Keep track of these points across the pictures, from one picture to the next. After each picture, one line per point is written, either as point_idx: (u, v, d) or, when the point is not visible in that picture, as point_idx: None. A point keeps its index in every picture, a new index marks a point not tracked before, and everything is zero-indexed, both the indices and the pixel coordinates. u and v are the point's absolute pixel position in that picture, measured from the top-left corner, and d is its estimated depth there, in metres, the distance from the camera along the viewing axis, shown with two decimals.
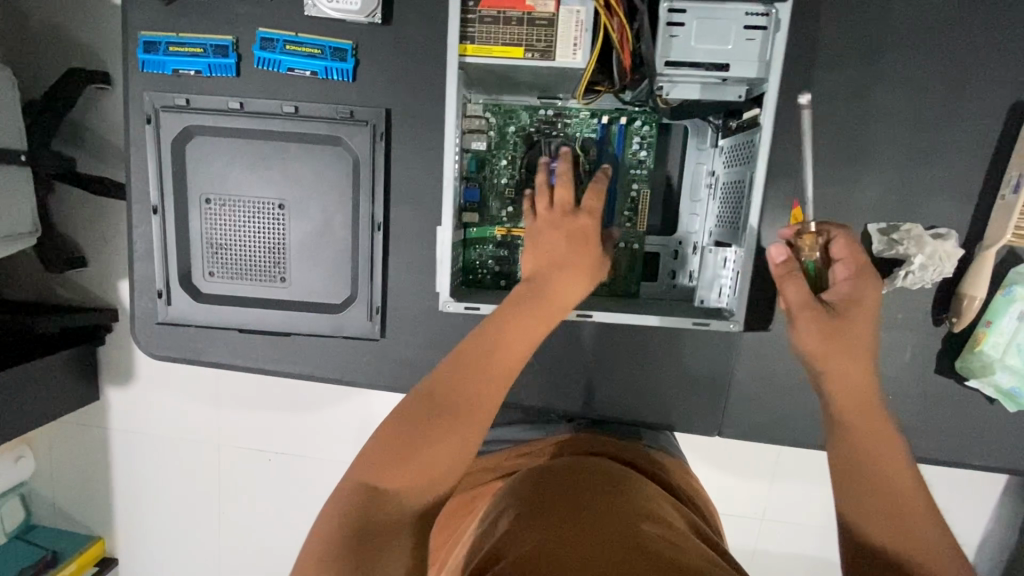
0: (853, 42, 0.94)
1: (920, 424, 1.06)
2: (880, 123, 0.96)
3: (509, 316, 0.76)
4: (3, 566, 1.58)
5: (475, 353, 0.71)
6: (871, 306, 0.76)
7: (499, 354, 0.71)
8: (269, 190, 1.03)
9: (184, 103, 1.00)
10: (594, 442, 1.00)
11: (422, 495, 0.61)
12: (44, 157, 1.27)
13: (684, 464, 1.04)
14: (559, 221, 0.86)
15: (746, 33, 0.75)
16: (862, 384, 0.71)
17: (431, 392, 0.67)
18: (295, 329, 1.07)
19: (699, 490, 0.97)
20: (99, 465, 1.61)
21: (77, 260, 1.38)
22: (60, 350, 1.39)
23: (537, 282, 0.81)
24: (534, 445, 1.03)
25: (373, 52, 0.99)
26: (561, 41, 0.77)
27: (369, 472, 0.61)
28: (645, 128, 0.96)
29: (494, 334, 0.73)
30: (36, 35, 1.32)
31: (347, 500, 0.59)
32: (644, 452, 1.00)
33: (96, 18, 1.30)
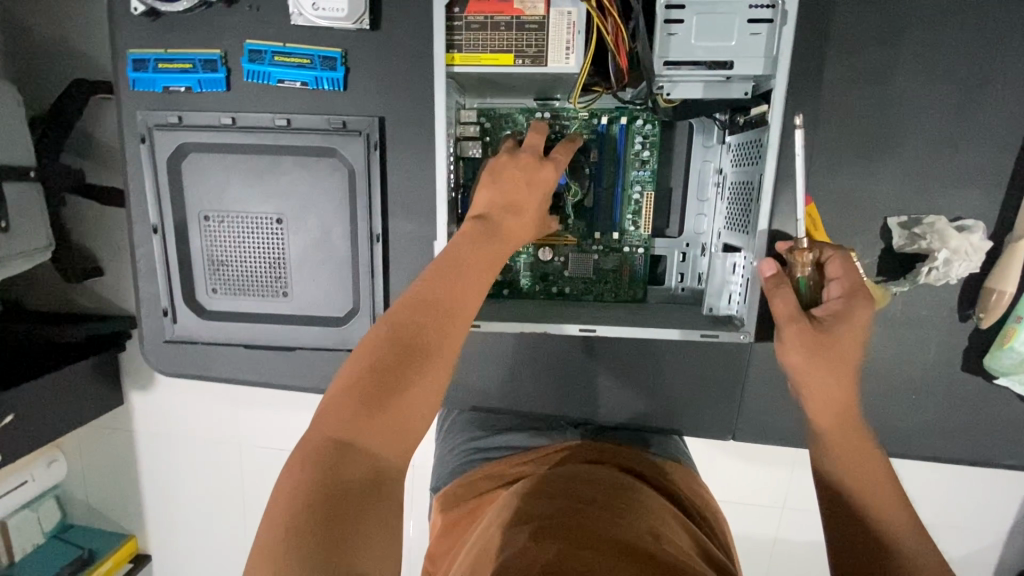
0: (871, 23, 0.88)
1: (946, 423, 1.01)
2: (901, 110, 0.90)
3: (474, 252, 0.70)
4: (43, 565, 1.63)
5: (435, 291, 0.65)
6: (861, 329, 0.71)
7: (456, 292, 0.67)
8: (267, 205, 1.01)
9: (176, 120, 0.99)
10: (595, 453, 0.95)
11: (396, 447, 0.57)
12: (56, 173, 1.29)
13: (687, 468, 0.99)
14: (527, 166, 0.78)
15: (750, 27, 0.70)
16: (842, 396, 0.67)
17: (389, 335, 0.61)
18: (300, 343, 1.06)
19: (705, 498, 0.92)
20: (127, 470, 1.65)
21: (94, 269, 1.41)
22: (86, 355, 1.40)
23: (496, 222, 0.75)
24: (534, 453, 0.99)
25: (363, 59, 0.96)
26: (553, 44, 0.73)
27: (338, 427, 0.55)
28: (647, 126, 0.93)
29: (453, 271, 0.68)
30: (33, 52, 1.32)
31: (314, 462, 0.53)
32: (646, 458, 0.96)
33: (91, 31, 1.30)
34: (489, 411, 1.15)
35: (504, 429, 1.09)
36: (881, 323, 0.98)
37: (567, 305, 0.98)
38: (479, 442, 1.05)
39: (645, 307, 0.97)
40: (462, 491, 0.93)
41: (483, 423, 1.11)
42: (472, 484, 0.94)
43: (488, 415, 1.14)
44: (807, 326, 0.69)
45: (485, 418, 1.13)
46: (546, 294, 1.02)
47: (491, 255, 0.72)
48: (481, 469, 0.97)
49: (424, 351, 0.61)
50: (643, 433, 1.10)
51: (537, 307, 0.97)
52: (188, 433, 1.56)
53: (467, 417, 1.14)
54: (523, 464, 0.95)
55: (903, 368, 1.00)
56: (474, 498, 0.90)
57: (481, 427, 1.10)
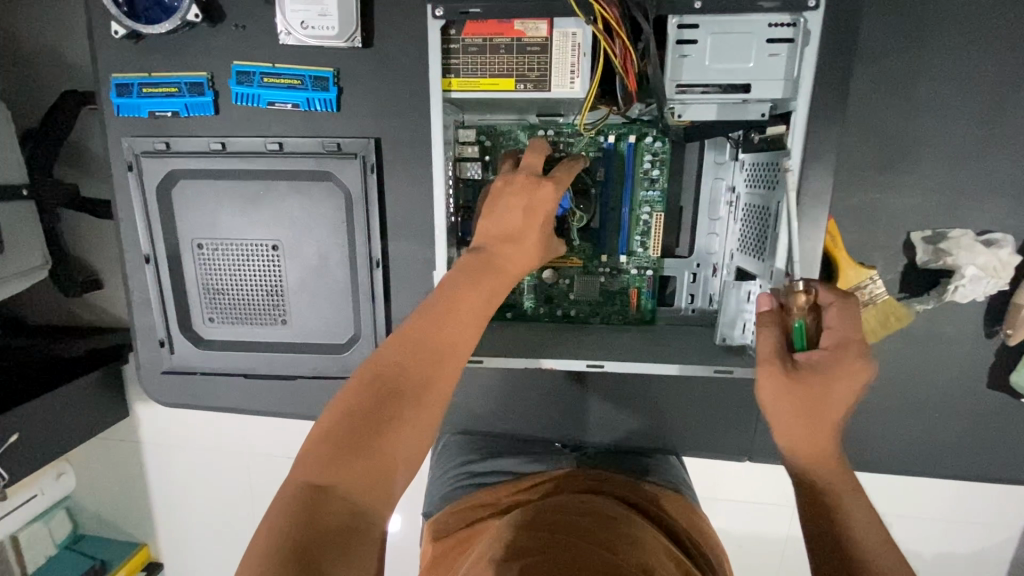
0: (894, 27, 0.82)
1: (973, 441, 0.97)
2: (926, 119, 0.85)
3: (464, 284, 0.68)
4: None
5: (425, 331, 0.64)
6: (838, 388, 0.64)
7: (447, 331, 0.64)
8: (261, 232, 0.97)
9: (164, 147, 0.95)
10: (589, 483, 0.90)
11: (375, 493, 0.54)
12: (46, 188, 1.22)
13: (686, 500, 0.95)
14: (524, 189, 0.73)
15: (769, 47, 0.65)
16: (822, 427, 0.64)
17: (375, 375, 0.60)
18: (299, 373, 1.03)
19: (706, 536, 0.87)
20: (134, 486, 1.64)
21: (91, 282, 1.37)
22: (83, 372, 1.36)
23: (489, 254, 0.72)
24: (528, 479, 0.95)
25: (357, 79, 0.91)
26: (557, 68, 0.68)
27: (316, 470, 0.54)
28: (656, 144, 0.88)
29: (443, 307, 0.66)
30: (19, 70, 1.28)
31: (291, 508, 0.51)
32: (640, 486, 0.93)
33: (78, 47, 1.26)
34: (485, 433, 1.14)
35: (498, 452, 1.06)
36: (903, 341, 0.94)
37: (575, 329, 0.95)
38: (473, 467, 1.03)
39: (656, 331, 0.94)
40: (452, 521, 0.89)
41: (479, 445, 1.10)
42: (462, 513, 0.90)
43: (487, 438, 1.12)
44: (779, 368, 0.63)
45: (478, 441, 1.11)
46: (551, 317, 0.98)
47: (488, 289, 0.69)
48: (472, 497, 0.93)
49: (409, 394, 0.59)
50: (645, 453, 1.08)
51: (543, 333, 0.94)
52: (195, 450, 1.55)
53: (459, 440, 1.12)
54: (519, 494, 0.91)
55: (926, 387, 0.96)
56: (463, 529, 0.86)
57: (474, 451, 1.08)
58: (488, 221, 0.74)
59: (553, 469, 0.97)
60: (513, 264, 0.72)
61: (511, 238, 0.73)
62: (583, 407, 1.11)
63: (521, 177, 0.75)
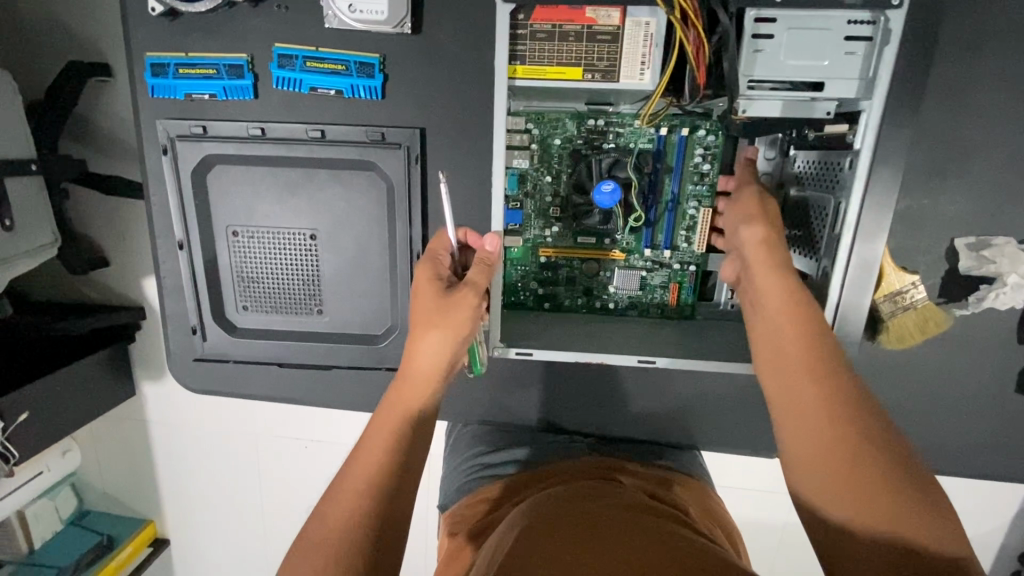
0: (953, 31, 0.81)
1: (999, 444, 0.99)
2: (979, 126, 0.84)
3: (416, 369, 0.71)
4: (65, 551, 1.63)
5: (375, 434, 0.67)
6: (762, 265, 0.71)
7: (372, 446, 0.66)
8: (300, 220, 0.96)
9: (200, 130, 0.92)
10: (600, 469, 0.93)
11: None
12: (54, 164, 1.19)
13: (699, 481, 0.98)
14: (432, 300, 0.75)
15: (846, 45, 0.63)
16: (796, 382, 0.63)
17: (346, 475, 0.64)
18: (336, 363, 1.02)
19: (719, 520, 0.89)
20: (147, 466, 1.64)
21: (99, 260, 1.35)
22: (99, 349, 1.37)
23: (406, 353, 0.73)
24: (547, 471, 0.94)
25: (403, 66, 0.89)
26: (627, 58, 0.66)
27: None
28: (709, 137, 0.84)
29: (387, 411, 0.69)
30: (31, 39, 1.23)
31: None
32: (654, 472, 0.97)
33: (94, 16, 1.20)
34: (497, 425, 1.13)
35: (511, 442, 1.07)
36: (938, 345, 0.95)
37: (618, 326, 0.93)
38: (487, 458, 1.03)
39: (696, 326, 0.93)
40: (467, 513, 0.90)
41: (495, 438, 1.10)
42: (476, 505, 0.91)
43: (508, 430, 1.11)
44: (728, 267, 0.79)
45: (490, 432, 1.11)
46: (589, 309, 0.96)
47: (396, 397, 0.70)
48: (485, 489, 0.94)
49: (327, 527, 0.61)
50: (660, 445, 1.09)
51: (584, 326, 0.92)
52: (212, 432, 1.55)
53: (472, 431, 1.11)
54: (531, 484, 0.92)
55: (958, 390, 0.97)
56: (477, 520, 0.87)
57: (486, 442, 1.08)
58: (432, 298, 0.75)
59: (564, 459, 0.98)
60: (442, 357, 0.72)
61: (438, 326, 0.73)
62: (614, 404, 1.09)
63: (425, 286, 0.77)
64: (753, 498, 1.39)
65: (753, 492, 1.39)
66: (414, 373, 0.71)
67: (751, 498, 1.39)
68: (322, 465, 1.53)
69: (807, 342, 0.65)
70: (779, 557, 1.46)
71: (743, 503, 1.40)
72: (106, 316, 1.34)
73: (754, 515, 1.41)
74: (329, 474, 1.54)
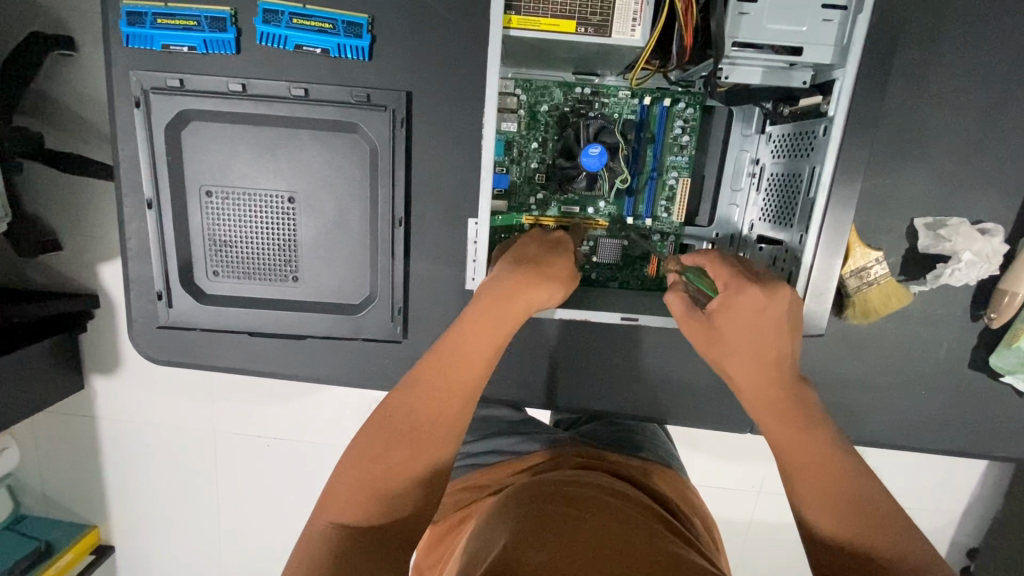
0: (914, 19, 0.87)
1: (951, 418, 1.04)
2: (935, 110, 0.90)
3: (461, 341, 0.70)
4: None
5: (443, 367, 0.69)
6: (751, 312, 0.65)
7: (457, 370, 0.68)
8: (278, 182, 0.93)
9: (177, 84, 0.89)
10: (584, 453, 0.91)
11: (374, 502, 0.61)
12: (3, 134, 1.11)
13: (674, 470, 0.95)
14: (514, 290, 0.71)
15: (823, 12, 0.67)
16: (790, 412, 0.65)
17: (385, 432, 0.65)
18: (309, 332, 0.99)
19: (696, 509, 0.88)
20: (93, 460, 1.53)
21: (49, 243, 1.25)
22: (42, 338, 1.27)
23: (501, 313, 0.71)
24: (529, 459, 0.92)
25: (391, 28, 0.89)
26: (619, 14, 0.68)
27: (354, 470, 0.63)
28: (689, 110, 0.87)
29: (423, 382, 0.68)
30: None
31: (316, 544, 0.58)
32: (634, 459, 0.94)
33: None
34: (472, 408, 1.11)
35: (492, 432, 1.06)
36: (899, 322, 1.00)
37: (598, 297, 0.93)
38: (466, 446, 1.03)
39: None
40: (449, 501, 0.88)
41: (474, 425, 1.09)
42: (457, 495, 0.89)
43: (489, 418, 1.10)
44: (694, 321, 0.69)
45: None
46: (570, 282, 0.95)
47: (486, 324, 0.70)
48: (468, 477, 0.92)
49: (422, 434, 0.65)
50: (635, 434, 1.05)
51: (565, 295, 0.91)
52: (168, 422, 1.46)
53: None
54: (516, 474, 0.89)
55: (914, 366, 1.02)
56: (458, 511, 0.85)
57: None
58: (506, 256, 0.77)
59: (548, 446, 0.95)
60: (531, 305, 0.73)
61: (526, 278, 0.72)
62: (604, 390, 1.04)
63: (515, 270, 0.73)
64: (721, 489, 1.41)
65: (719, 483, 1.40)
66: (466, 348, 0.69)
67: (718, 489, 1.41)
68: (289, 457, 1.47)
69: (791, 385, 0.66)
70: (746, 550, 1.48)
71: (718, 494, 1.41)
72: (61, 300, 1.27)
73: (727, 505, 1.42)
74: (292, 466, 1.48)
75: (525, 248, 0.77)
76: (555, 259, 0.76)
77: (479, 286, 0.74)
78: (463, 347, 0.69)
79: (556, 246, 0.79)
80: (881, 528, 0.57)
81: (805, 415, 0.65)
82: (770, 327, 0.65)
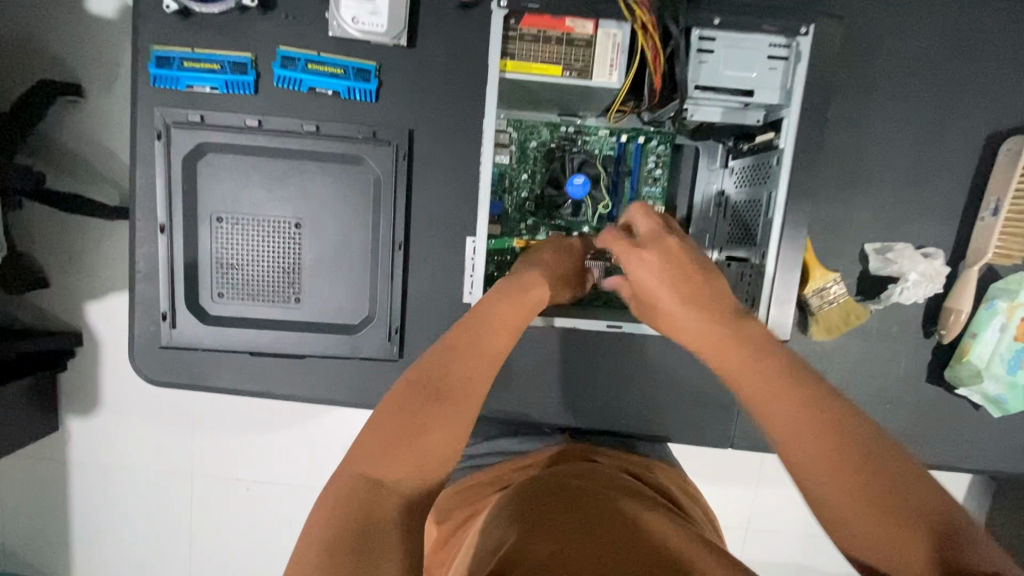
0: (849, 73, 1.01)
1: (914, 430, 1.11)
2: (873, 149, 1.03)
3: (483, 319, 0.71)
4: None
5: (476, 330, 0.69)
6: (632, 265, 0.78)
7: (490, 338, 0.68)
8: (285, 210, 1.00)
9: (198, 119, 0.98)
10: (583, 451, 0.95)
11: (418, 469, 0.55)
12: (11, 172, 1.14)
13: (673, 468, 1.00)
14: (518, 282, 0.77)
15: (769, 62, 0.79)
16: (752, 367, 0.62)
17: (418, 388, 0.60)
18: (309, 351, 1.03)
19: (694, 499, 0.93)
20: (65, 501, 1.48)
21: (38, 281, 1.29)
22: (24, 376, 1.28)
23: (516, 297, 0.75)
24: (529, 457, 0.96)
25: (396, 74, 1.00)
26: (598, 61, 0.79)
27: (390, 426, 0.56)
28: (660, 147, 0.98)
29: (462, 344, 0.66)
30: (5, 45, 1.24)
31: (346, 505, 0.50)
32: (636, 457, 0.98)
33: (72, 29, 1.24)
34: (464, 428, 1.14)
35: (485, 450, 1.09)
36: (860, 338, 1.09)
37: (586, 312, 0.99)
38: (470, 449, 1.06)
39: None
40: (454, 500, 0.91)
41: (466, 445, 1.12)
42: (463, 493, 0.92)
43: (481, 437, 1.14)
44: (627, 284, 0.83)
45: None
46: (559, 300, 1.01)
47: (511, 306, 0.73)
48: (473, 477, 0.95)
49: (462, 395, 0.61)
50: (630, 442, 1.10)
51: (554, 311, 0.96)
52: (149, 455, 1.44)
53: None
54: (520, 469, 0.92)
55: (878, 380, 1.10)
56: (467, 505, 0.87)
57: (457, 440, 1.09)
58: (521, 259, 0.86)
59: (548, 445, 1.00)
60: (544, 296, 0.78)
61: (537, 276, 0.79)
62: (591, 406, 1.08)
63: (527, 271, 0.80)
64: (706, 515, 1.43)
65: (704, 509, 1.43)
66: (494, 320, 0.71)
67: None
68: (274, 492, 1.45)
69: (739, 338, 0.65)
70: None
71: None
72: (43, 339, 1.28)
73: None
74: (271, 505, 1.45)
75: (537, 251, 0.86)
76: (560, 261, 0.85)
77: (496, 283, 0.78)
78: (493, 318, 0.71)
79: (565, 248, 0.88)
80: (863, 453, 0.52)
81: (765, 364, 0.61)
82: (665, 278, 0.75)
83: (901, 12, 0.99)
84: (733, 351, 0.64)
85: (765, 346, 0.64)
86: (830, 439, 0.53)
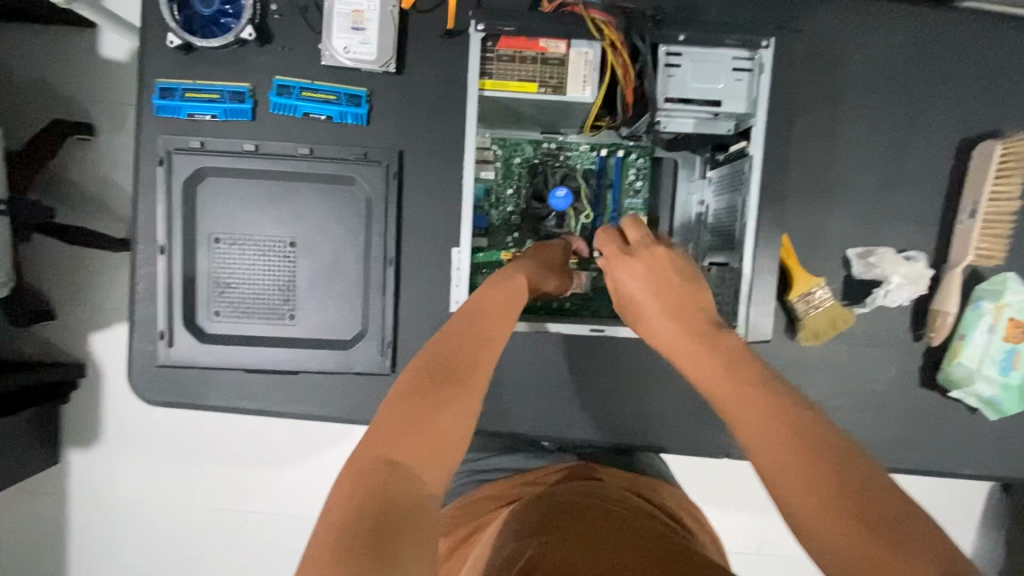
0: (819, 86, 1.05)
1: (911, 436, 1.10)
2: (848, 158, 1.06)
3: (480, 307, 0.72)
4: None
5: (480, 322, 0.70)
6: (620, 270, 0.79)
7: (491, 328, 0.70)
8: (281, 230, 1.04)
9: (197, 145, 1.02)
10: (585, 468, 0.95)
11: (431, 457, 0.55)
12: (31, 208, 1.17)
13: (678, 489, 0.99)
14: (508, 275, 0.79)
15: (734, 73, 0.84)
16: (732, 380, 0.62)
17: (427, 373, 0.61)
18: (304, 367, 1.05)
19: (701, 525, 0.92)
20: (60, 533, 1.47)
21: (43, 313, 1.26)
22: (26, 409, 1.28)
23: (513, 293, 0.76)
24: (532, 474, 0.96)
25: (386, 99, 1.05)
26: (572, 78, 0.84)
27: (404, 407, 0.57)
28: (640, 161, 1.02)
29: (467, 334, 0.67)
30: (21, 87, 1.32)
31: (364, 483, 0.51)
32: (642, 478, 0.97)
33: (83, 70, 1.32)
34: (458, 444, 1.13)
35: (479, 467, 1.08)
36: (849, 343, 1.09)
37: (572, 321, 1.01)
38: (475, 463, 1.06)
39: None
40: (456, 517, 0.91)
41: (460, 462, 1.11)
42: (467, 509, 0.91)
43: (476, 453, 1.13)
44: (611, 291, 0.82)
45: None
46: (547, 311, 1.02)
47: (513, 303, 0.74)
48: (477, 492, 0.95)
49: (470, 378, 0.62)
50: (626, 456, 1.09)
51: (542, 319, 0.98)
52: (146, 483, 1.43)
53: None
54: (523, 486, 0.92)
55: (870, 385, 1.10)
56: (470, 522, 0.87)
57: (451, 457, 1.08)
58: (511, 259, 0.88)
59: (550, 465, 1.00)
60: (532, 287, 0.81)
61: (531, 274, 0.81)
62: (584, 418, 1.08)
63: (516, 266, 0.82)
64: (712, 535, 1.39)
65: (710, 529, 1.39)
66: (496, 312, 0.72)
67: None
68: (271, 520, 1.43)
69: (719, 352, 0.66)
70: None
71: None
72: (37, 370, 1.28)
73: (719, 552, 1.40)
74: (267, 533, 1.44)
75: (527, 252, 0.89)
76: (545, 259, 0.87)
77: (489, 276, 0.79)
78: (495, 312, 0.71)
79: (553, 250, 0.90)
80: (841, 467, 0.52)
81: (744, 377, 0.62)
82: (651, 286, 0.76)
83: (863, 29, 1.04)
84: (713, 367, 0.65)
85: (744, 361, 0.65)
86: (805, 451, 0.53)
